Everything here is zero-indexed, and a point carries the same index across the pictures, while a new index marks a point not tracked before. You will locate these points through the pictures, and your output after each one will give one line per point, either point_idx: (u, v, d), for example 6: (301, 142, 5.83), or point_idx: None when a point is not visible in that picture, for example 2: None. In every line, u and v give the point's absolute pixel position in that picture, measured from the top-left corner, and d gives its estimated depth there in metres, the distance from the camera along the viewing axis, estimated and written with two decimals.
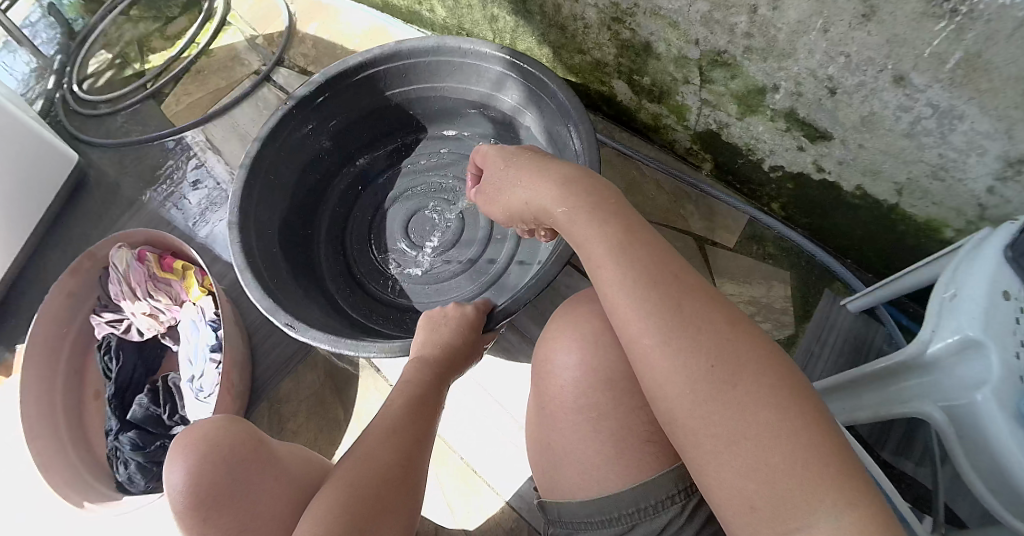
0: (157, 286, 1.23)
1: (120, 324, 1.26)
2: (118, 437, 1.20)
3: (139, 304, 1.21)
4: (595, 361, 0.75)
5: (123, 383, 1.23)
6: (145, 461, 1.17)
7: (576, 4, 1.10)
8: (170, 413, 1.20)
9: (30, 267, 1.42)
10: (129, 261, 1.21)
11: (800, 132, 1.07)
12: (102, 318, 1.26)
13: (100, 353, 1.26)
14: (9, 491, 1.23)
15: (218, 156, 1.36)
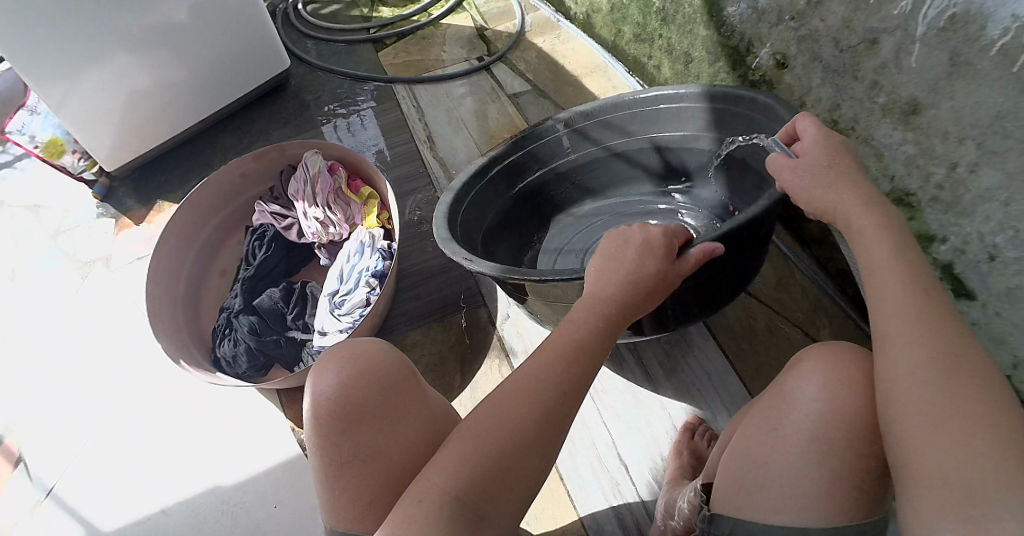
0: (336, 201, 1.30)
1: (282, 220, 1.30)
2: (236, 316, 1.20)
3: (316, 209, 1.26)
4: (851, 400, 0.59)
5: (264, 271, 1.26)
6: (254, 348, 1.16)
7: (801, 107, 1.27)
8: (295, 315, 1.22)
9: (200, 140, 1.49)
10: (321, 169, 1.29)
11: (949, 285, 1.08)
12: (268, 208, 1.30)
13: (250, 238, 1.30)
14: (105, 326, 1.22)
15: (419, 117, 1.49)
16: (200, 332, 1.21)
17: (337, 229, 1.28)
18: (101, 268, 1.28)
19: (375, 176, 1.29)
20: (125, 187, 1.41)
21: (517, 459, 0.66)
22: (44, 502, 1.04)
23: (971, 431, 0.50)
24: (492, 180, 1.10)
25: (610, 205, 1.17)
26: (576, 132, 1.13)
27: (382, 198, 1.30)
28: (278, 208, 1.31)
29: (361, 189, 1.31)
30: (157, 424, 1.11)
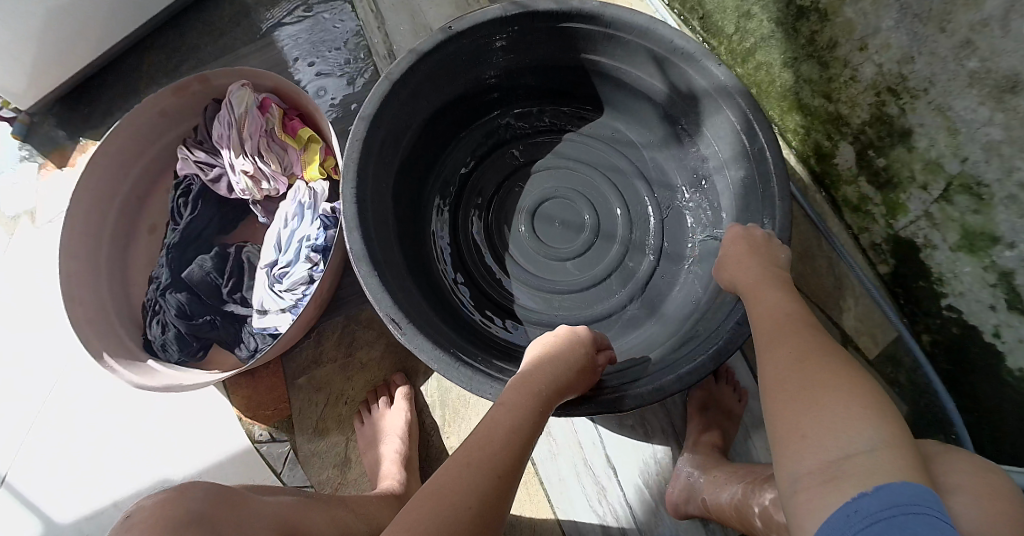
0: (271, 146, 0.98)
1: (209, 172, 0.99)
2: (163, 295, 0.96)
3: (243, 160, 0.96)
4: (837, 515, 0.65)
5: (190, 236, 0.98)
6: (184, 332, 0.95)
7: (858, 53, 0.97)
8: (232, 288, 0.96)
9: (124, 63, 1.26)
10: (249, 108, 0.96)
11: (1005, 294, 0.90)
12: (192, 156, 1.00)
13: (175, 193, 1.01)
14: (33, 295, 1.13)
15: (379, 25, 1.21)
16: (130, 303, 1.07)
17: (273, 183, 0.98)
18: (27, 225, 1.16)
19: (315, 115, 0.97)
20: (46, 121, 1.23)
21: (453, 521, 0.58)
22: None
23: (826, 417, 0.57)
24: (462, 132, 1.02)
25: (582, 144, 1.02)
26: (572, 62, 0.96)
27: (329, 143, 0.97)
28: (204, 155, 0.99)
29: (301, 131, 0.98)
30: (100, 405, 1.08)
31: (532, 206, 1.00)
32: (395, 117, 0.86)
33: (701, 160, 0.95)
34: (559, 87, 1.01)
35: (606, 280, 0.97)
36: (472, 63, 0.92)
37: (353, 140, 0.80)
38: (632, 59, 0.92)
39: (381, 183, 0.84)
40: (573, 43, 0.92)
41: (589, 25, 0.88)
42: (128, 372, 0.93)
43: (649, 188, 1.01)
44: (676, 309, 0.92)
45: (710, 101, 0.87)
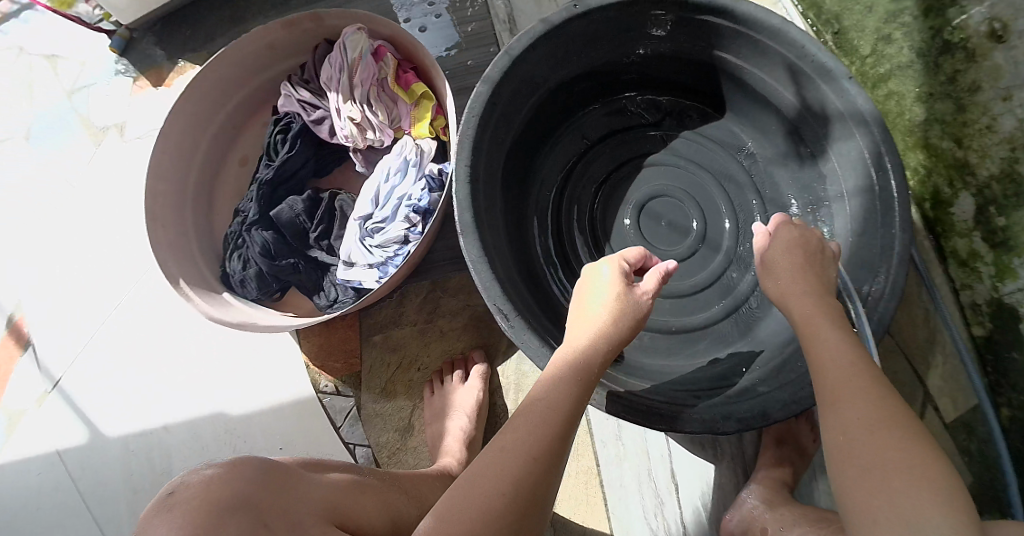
0: (380, 96, 0.91)
1: (311, 113, 0.93)
2: (248, 230, 0.93)
3: (351, 106, 0.89)
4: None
5: (284, 174, 0.94)
6: (266, 272, 0.92)
7: (1001, 102, 0.82)
8: (319, 234, 0.92)
9: None
10: (364, 53, 0.89)
11: None
12: (296, 93, 0.94)
13: (274, 128, 0.96)
14: (112, 209, 1.14)
15: None
16: (212, 233, 1.06)
17: (379, 134, 0.90)
18: (113, 137, 1.17)
19: (433, 71, 0.89)
20: (146, 37, 1.21)
21: (507, 499, 0.55)
22: (53, 393, 1.12)
23: (908, 513, 0.53)
24: (573, 114, 0.95)
25: (701, 144, 0.95)
26: (701, 55, 0.88)
27: (443, 103, 0.90)
28: (310, 95, 0.94)
29: (416, 85, 0.90)
30: (160, 329, 1.08)
31: (643, 201, 0.93)
32: (513, 94, 0.79)
33: (818, 183, 0.88)
34: (682, 79, 0.93)
35: (705, 291, 0.92)
36: (601, 43, 0.85)
37: (472, 105, 0.75)
38: (766, 66, 0.84)
39: (494, 156, 0.79)
40: (709, 38, 0.84)
41: (729, 22, 0.81)
42: (201, 304, 0.90)
43: (760, 202, 0.94)
44: (771, 334, 0.86)
45: (842, 126, 0.80)
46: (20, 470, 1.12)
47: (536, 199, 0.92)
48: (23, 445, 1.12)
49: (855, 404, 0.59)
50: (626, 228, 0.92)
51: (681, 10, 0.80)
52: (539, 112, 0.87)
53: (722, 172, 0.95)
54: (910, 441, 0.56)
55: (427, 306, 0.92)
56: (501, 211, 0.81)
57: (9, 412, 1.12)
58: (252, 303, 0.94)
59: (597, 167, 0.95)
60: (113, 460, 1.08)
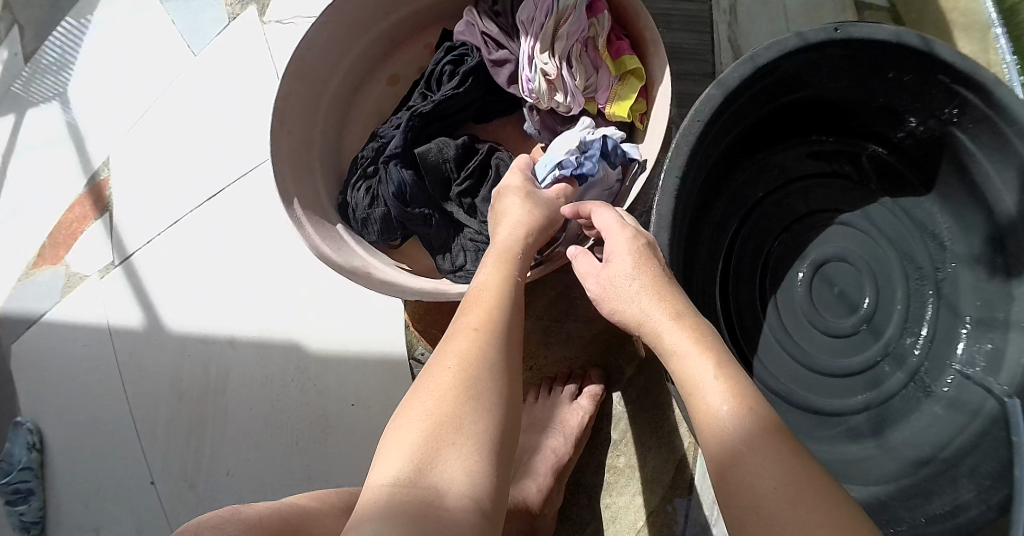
0: (580, 57, 0.79)
1: (494, 51, 0.81)
2: (386, 162, 0.83)
3: (549, 59, 0.76)
4: None
5: (442, 113, 0.83)
6: (394, 215, 0.82)
7: None
8: (463, 191, 0.83)
9: None
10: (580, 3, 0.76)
11: None
12: (483, 25, 0.82)
13: (443, 56, 0.85)
14: (232, 94, 1.05)
15: None
16: (337, 162, 0.91)
17: (568, 99, 0.79)
18: (251, 15, 1.05)
19: (651, 47, 0.77)
20: None
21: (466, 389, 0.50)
22: (117, 270, 1.05)
23: None
24: (771, 147, 0.87)
25: (897, 218, 0.85)
26: (932, 123, 0.78)
27: (652, 86, 0.79)
28: (498, 30, 0.82)
29: (627, 58, 0.79)
30: (251, 236, 1.01)
31: (817, 258, 0.85)
32: (742, 106, 0.72)
33: (1001, 304, 0.76)
34: (897, 141, 0.83)
35: (851, 377, 0.83)
36: (833, 75, 0.76)
37: (695, 112, 0.67)
38: (1000, 157, 0.72)
39: (698, 168, 0.71)
40: (947, 109, 0.74)
41: (976, 100, 0.70)
42: (309, 226, 0.79)
43: (933, 303, 0.82)
44: (907, 446, 0.77)
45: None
46: (65, 335, 1.06)
47: (710, 225, 0.83)
48: (76, 311, 1.06)
49: (723, 402, 0.51)
50: (796, 284, 0.85)
51: (945, 73, 0.70)
52: (743, 133, 0.79)
53: (909, 256, 0.84)
54: (766, 440, 0.48)
55: (557, 304, 0.82)
56: (684, 233, 0.72)
57: (71, 272, 1.06)
58: (365, 247, 0.84)
59: (778, 208, 0.87)
60: (165, 356, 1.02)
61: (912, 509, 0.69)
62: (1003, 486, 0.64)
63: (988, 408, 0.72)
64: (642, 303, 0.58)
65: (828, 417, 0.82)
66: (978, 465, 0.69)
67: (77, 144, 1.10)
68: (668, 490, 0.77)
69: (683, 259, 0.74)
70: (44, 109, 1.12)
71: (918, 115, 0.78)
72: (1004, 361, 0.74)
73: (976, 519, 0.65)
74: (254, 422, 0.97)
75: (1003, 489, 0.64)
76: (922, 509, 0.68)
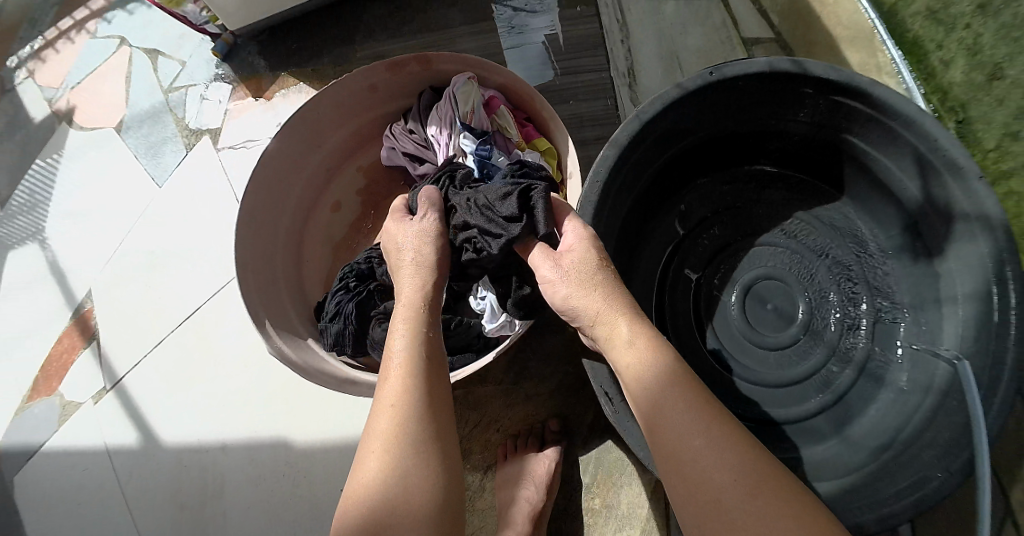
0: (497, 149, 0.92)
1: (417, 167, 0.98)
2: (350, 282, 0.94)
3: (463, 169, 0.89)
4: None
5: None
6: (353, 326, 0.90)
7: None
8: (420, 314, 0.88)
9: (335, 13, 1.21)
10: (476, 106, 0.90)
11: None
12: (402, 145, 0.98)
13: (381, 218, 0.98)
14: (194, 213, 1.14)
15: (622, 39, 1.11)
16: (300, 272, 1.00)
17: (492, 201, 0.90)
18: (207, 144, 1.17)
19: (552, 124, 0.91)
20: (250, 48, 1.22)
21: (388, 466, 0.56)
22: (110, 392, 1.10)
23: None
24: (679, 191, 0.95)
25: (813, 229, 0.92)
26: (822, 135, 0.86)
27: (560, 159, 0.92)
28: (414, 147, 0.97)
29: (536, 140, 0.93)
30: (229, 343, 1.08)
31: (749, 279, 0.91)
32: (641, 157, 0.81)
33: (923, 286, 0.83)
34: (796, 155, 0.91)
35: (802, 383, 0.88)
36: (717, 112, 0.84)
37: (594, 173, 0.76)
38: (894, 153, 0.81)
39: (612, 219, 0.80)
40: (833, 116, 0.83)
41: (853, 104, 0.79)
42: (280, 343, 0.90)
43: (870, 298, 0.88)
44: (868, 435, 0.81)
45: (966, 227, 0.75)
46: (64, 464, 1.09)
47: (638, 277, 0.92)
48: (73, 440, 1.09)
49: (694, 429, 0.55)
50: (731, 307, 0.91)
51: (812, 85, 0.80)
52: (652, 179, 0.88)
53: (833, 257, 0.90)
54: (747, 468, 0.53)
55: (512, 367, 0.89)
56: None
57: (66, 401, 1.11)
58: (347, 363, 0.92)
59: (700, 245, 0.94)
60: (161, 469, 1.05)
61: (879, 491, 0.72)
62: (963, 450, 0.69)
63: (938, 378, 0.77)
64: (600, 302, 0.64)
65: (793, 425, 0.86)
66: (938, 435, 0.73)
67: (58, 279, 1.17)
68: (647, 520, 0.82)
69: None
70: (23, 250, 1.19)
71: (806, 128, 0.87)
72: (948, 328, 0.79)
73: (939, 489, 0.69)
74: (252, 520, 1.00)
75: (962, 453, 0.69)
76: (890, 482, 0.73)
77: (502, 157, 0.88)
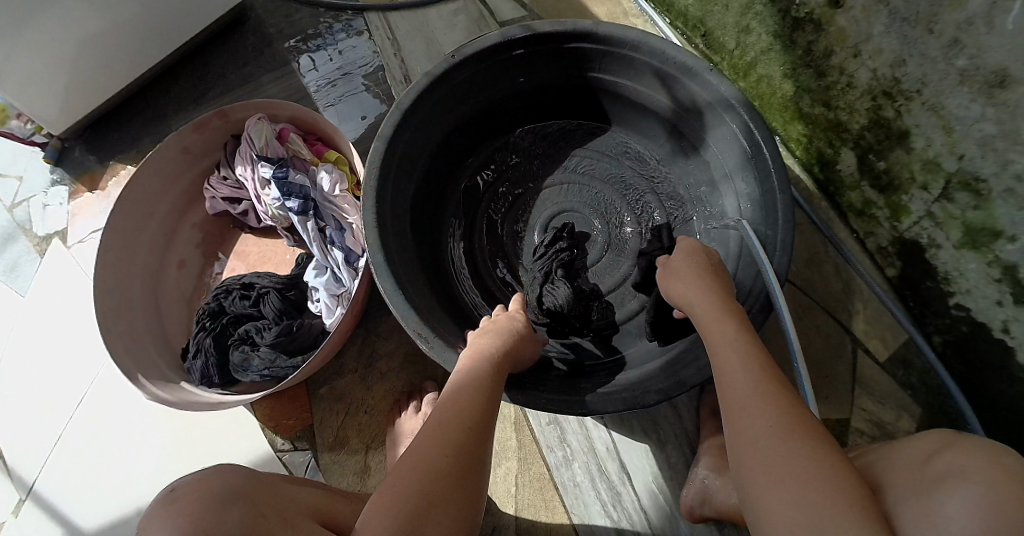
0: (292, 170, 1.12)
1: (237, 207, 1.16)
2: (206, 324, 1.07)
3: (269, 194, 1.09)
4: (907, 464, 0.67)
5: (244, 285, 1.09)
6: (216, 357, 1.04)
7: (852, 61, 1.06)
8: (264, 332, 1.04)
9: (150, 93, 1.33)
10: (269, 139, 1.10)
11: (1009, 288, 0.99)
12: (220, 192, 1.15)
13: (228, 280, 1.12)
14: (62, 310, 1.18)
15: (395, 52, 1.32)
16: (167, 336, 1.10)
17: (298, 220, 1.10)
18: (58, 246, 1.23)
19: (335, 135, 1.11)
20: (77, 147, 1.30)
21: (428, 467, 0.71)
22: (28, 501, 1.08)
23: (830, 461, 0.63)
24: (472, 161, 1.19)
25: (595, 161, 1.20)
26: (576, 77, 1.12)
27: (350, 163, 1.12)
28: (230, 191, 1.15)
29: (326, 153, 1.13)
30: (123, 414, 1.12)
31: (546, 216, 1.17)
32: (408, 143, 1.01)
33: (713, 167, 1.08)
34: (564, 101, 1.18)
35: (618, 290, 1.12)
36: (475, 90, 1.08)
37: (370, 163, 0.95)
38: (638, 75, 1.08)
39: (398, 207, 1.00)
40: (576, 64, 1.09)
41: (588, 44, 1.05)
42: (158, 389, 1.00)
43: (655, 197, 1.16)
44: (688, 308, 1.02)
45: (712, 113, 1.03)
46: None
47: (459, 238, 1.15)
48: None
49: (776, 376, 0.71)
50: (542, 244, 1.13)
51: (520, 45, 1.04)
52: (433, 160, 1.09)
53: (615, 180, 1.18)
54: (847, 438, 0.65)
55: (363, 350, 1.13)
56: (410, 247, 1.01)
57: None
58: (218, 392, 1.04)
59: (503, 197, 1.19)
60: None
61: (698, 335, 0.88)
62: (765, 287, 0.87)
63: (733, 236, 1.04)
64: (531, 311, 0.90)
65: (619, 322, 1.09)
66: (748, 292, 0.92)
67: None
68: None
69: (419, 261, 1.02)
70: None
71: (559, 78, 1.12)
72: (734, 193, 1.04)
73: None
74: None
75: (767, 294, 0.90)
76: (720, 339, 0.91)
77: (298, 176, 1.09)
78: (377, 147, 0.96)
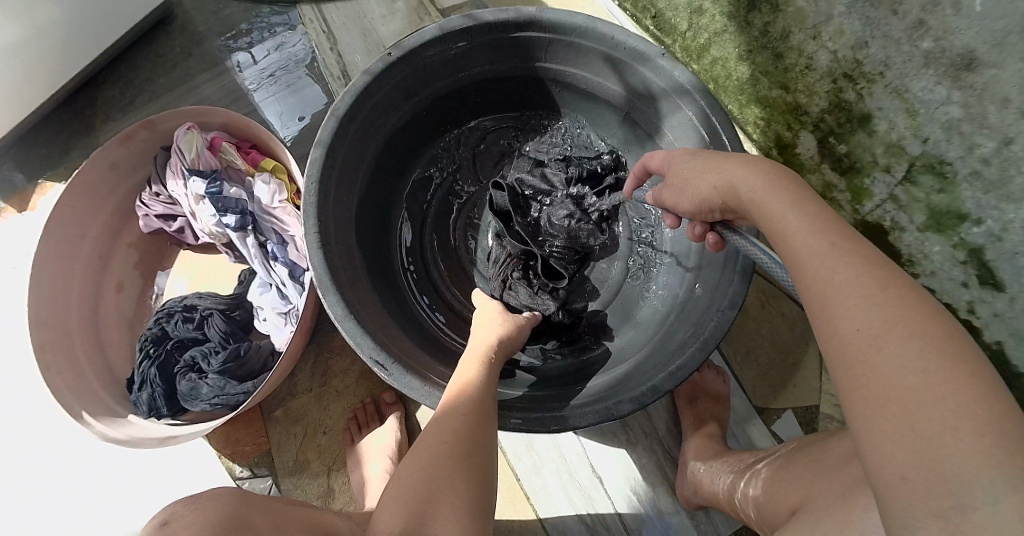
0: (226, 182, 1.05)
1: (173, 224, 1.10)
2: (148, 354, 1.02)
3: (203, 210, 1.02)
4: None
5: (188, 309, 1.04)
6: (163, 387, 0.99)
7: (812, 42, 1.02)
8: (209, 358, 0.99)
9: (76, 104, 1.25)
10: (200, 150, 1.03)
11: (974, 270, 0.95)
12: (152, 209, 1.08)
13: (171, 305, 1.06)
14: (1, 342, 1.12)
15: (331, 46, 1.24)
16: (112, 369, 1.05)
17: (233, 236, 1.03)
18: None
19: (272, 144, 1.04)
20: (4, 165, 1.22)
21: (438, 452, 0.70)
22: None
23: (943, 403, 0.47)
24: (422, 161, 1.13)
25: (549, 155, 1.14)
26: (524, 67, 1.06)
27: (289, 172, 1.06)
28: (163, 208, 1.08)
29: (262, 162, 1.07)
30: (75, 450, 1.07)
31: None
32: (348, 150, 0.95)
33: None
34: (514, 91, 1.11)
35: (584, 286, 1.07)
36: (415, 87, 1.01)
37: (307, 176, 0.89)
38: (589, 63, 1.02)
39: (340, 220, 0.93)
40: (522, 53, 1.03)
41: (535, 33, 0.99)
42: (101, 428, 0.95)
43: None
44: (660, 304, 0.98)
45: (667, 100, 0.98)
46: None
47: (409, 245, 1.10)
48: None
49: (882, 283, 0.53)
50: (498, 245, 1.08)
51: (460, 38, 0.97)
52: (377, 165, 1.03)
53: None
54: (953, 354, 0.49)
55: (317, 368, 1.09)
56: (359, 262, 0.95)
57: None
58: (168, 423, 1.00)
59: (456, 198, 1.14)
60: None
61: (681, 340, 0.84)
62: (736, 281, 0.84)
63: None
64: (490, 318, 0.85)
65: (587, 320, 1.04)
66: (721, 279, 0.86)
67: None
68: None
69: (368, 276, 0.96)
70: None
71: (503, 69, 1.05)
72: None
73: (721, 325, 0.82)
74: None
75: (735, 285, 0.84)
76: (703, 324, 0.84)
77: (234, 190, 1.02)
78: (315, 160, 0.90)
